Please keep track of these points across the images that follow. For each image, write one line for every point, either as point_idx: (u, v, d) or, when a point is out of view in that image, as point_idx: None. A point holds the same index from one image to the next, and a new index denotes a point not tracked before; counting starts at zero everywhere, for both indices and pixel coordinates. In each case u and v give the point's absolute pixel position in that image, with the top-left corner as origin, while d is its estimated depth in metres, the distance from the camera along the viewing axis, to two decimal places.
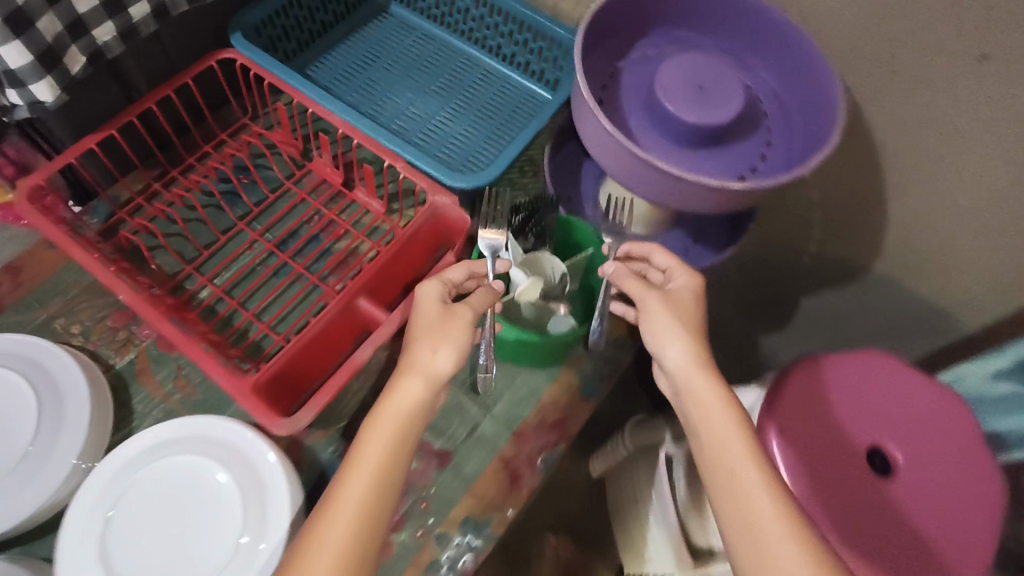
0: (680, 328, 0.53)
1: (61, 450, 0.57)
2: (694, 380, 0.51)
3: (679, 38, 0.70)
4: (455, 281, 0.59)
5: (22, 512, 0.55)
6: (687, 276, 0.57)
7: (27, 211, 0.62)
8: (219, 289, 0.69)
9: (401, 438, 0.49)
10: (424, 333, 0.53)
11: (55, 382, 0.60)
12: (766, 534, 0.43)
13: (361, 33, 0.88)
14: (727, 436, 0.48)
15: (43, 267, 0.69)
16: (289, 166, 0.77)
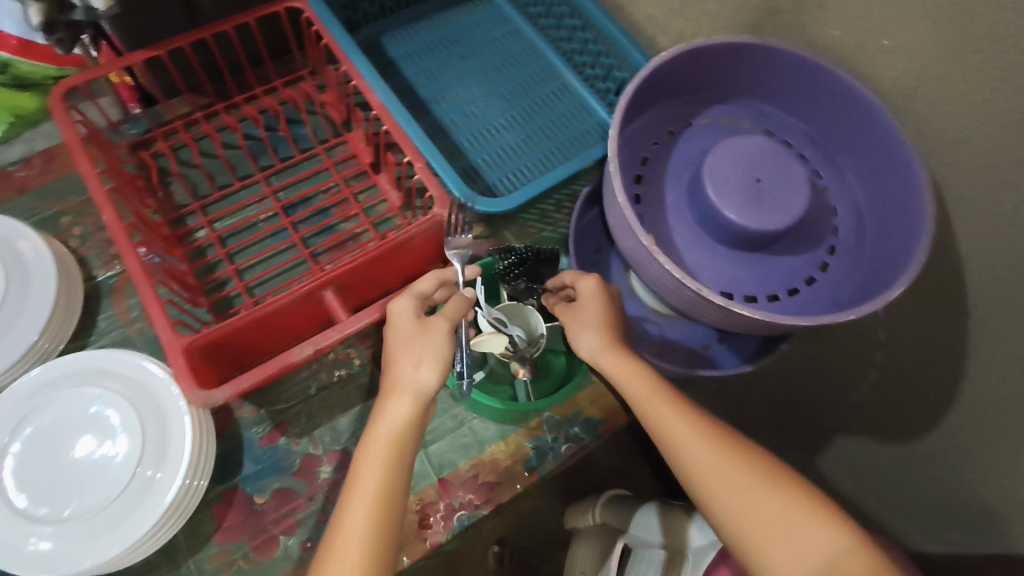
0: (592, 323, 0.52)
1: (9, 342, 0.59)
2: (617, 370, 0.51)
3: (766, 114, 0.62)
4: (423, 293, 0.54)
5: None
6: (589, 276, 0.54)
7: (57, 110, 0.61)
8: (214, 234, 0.70)
9: (395, 455, 0.45)
10: (403, 350, 0.48)
11: (27, 275, 0.61)
12: (752, 506, 0.43)
13: (451, 12, 0.83)
14: (669, 430, 0.47)
15: (71, 162, 0.72)
16: (326, 131, 0.76)
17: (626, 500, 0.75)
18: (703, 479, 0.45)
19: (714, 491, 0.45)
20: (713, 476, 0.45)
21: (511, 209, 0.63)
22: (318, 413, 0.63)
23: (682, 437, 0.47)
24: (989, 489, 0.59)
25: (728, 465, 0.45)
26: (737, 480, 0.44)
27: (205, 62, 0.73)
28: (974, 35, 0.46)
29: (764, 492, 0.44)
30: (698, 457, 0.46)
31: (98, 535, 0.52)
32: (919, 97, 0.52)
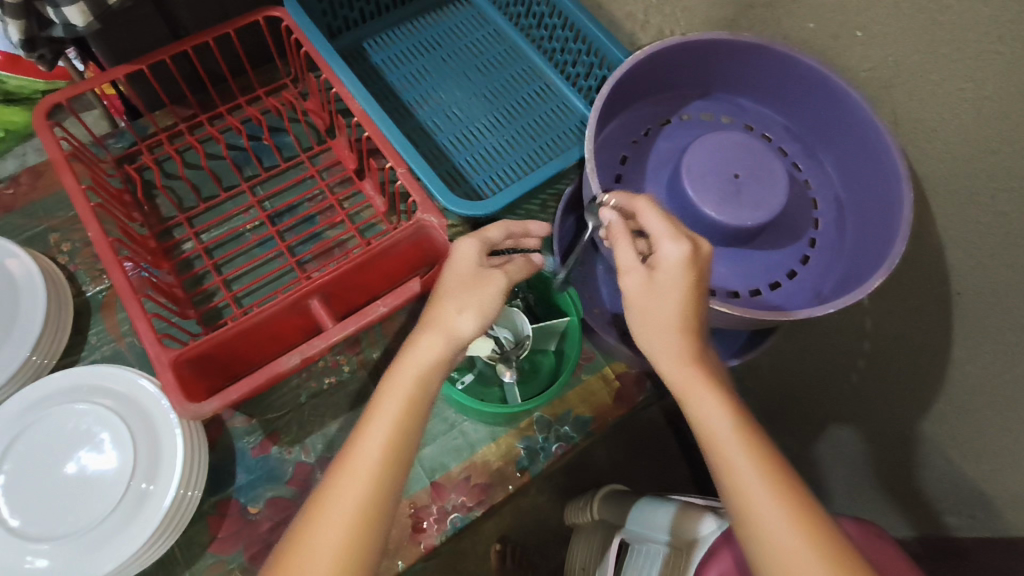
0: (671, 322, 0.43)
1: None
2: (689, 390, 0.42)
3: (745, 108, 0.63)
4: (492, 242, 0.51)
5: None
6: (679, 248, 0.43)
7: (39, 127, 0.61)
8: (201, 246, 0.70)
9: (416, 400, 0.42)
10: (454, 291, 0.45)
11: (16, 294, 0.61)
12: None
13: (432, 15, 0.83)
14: (742, 479, 0.39)
15: (57, 179, 0.72)
16: (310, 139, 0.76)
17: (624, 495, 0.74)
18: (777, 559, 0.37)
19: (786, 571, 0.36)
20: (797, 566, 0.36)
21: (494, 213, 0.63)
22: (310, 422, 0.64)
23: (753, 488, 0.38)
24: (979, 474, 0.59)
25: (801, 541, 0.37)
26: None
27: (187, 74, 0.73)
28: (945, 24, 0.46)
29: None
30: (776, 531, 0.37)
31: (93, 551, 0.53)
32: (896, 88, 0.52)
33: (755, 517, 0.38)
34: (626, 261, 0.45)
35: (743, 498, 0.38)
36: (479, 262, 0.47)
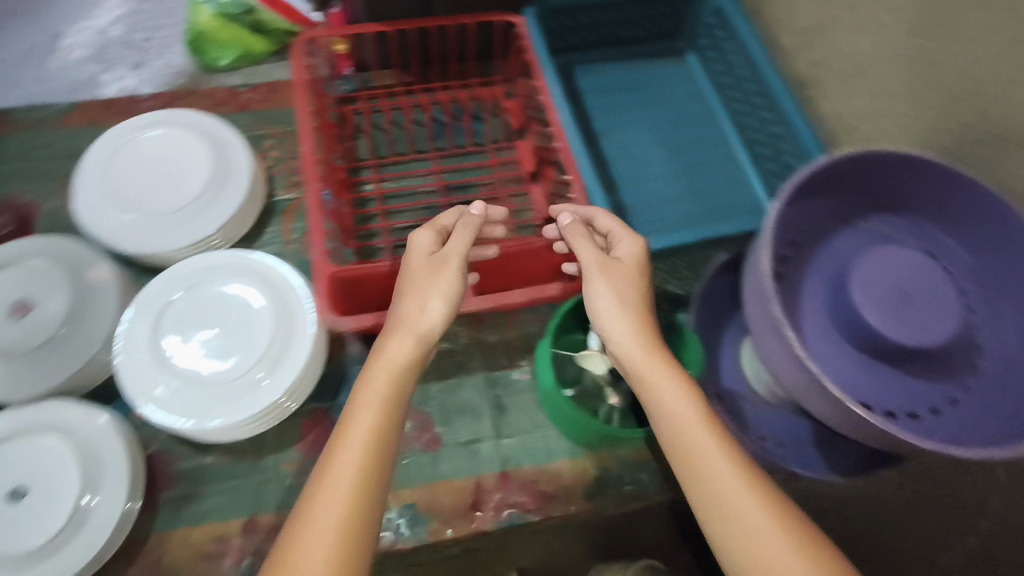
0: (624, 305, 0.51)
1: (197, 227, 0.69)
2: (646, 372, 0.49)
3: (932, 235, 0.60)
4: (446, 226, 0.56)
5: (148, 249, 0.67)
6: (633, 243, 0.55)
7: (297, 50, 0.73)
8: (380, 191, 0.78)
9: (392, 396, 0.47)
10: (411, 283, 0.51)
11: (228, 181, 0.71)
12: (764, 549, 0.42)
13: (646, 63, 0.88)
14: (702, 451, 0.46)
15: (288, 99, 0.83)
16: (500, 133, 0.82)
17: None
18: (724, 507, 0.44)
19: (730, 515, 0.44)
20: (742, 514, 0.43)
21: (649, 250, 0.65)
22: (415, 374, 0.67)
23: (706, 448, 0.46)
24: None
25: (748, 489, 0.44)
26: (759, 524, 0.43)
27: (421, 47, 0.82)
28: None
29: (786, 538, 0.42)
30: (724, 488, 0.44)
31: (201, 409, 0.59)
32: None
33: (705, 477, 0.45)
34: (588, 255, 0.54)
35: (696, 458, 0.46)
36: (432, 248, 0.54)
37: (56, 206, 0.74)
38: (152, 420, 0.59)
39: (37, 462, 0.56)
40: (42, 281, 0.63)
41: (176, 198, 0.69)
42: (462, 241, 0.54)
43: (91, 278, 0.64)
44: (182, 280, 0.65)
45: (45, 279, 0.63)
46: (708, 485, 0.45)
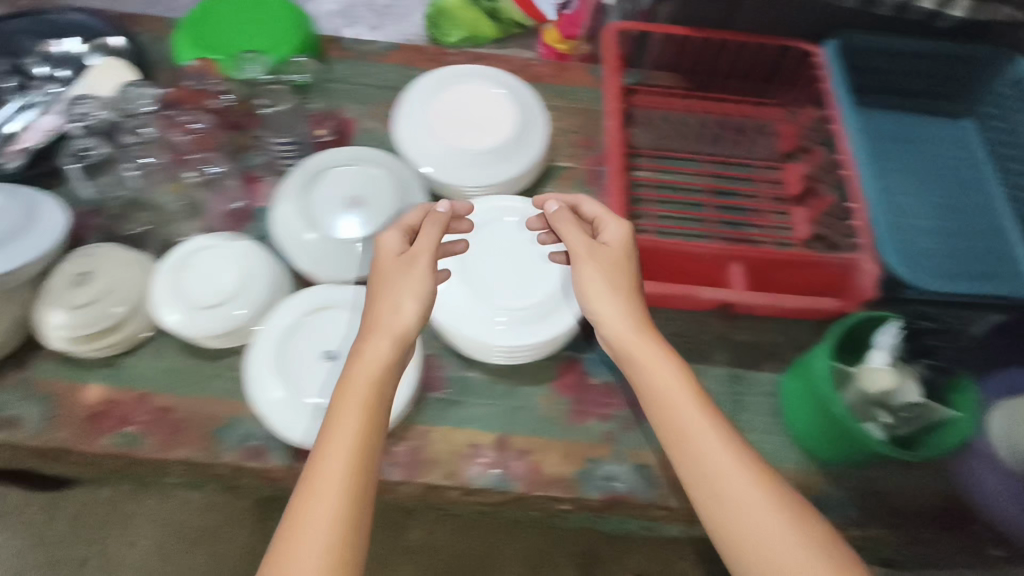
0: (614, 289, 0.57)
1: (488, 175, 0.75)
2: (645, 357, 0.54)
3: None
4: (411, 225, 0.62)
5: (442, 180, 0.74)
6: (618, 227, 0.61)
7: (609, 38, 0.82)
8: (651, 178, 0.82)
9: (380, 382, 0.53)
10: (380, 289, 0.57)
11: (524, 142, 0.77)
12: (738, 501, 0.49)
13: (922, 118, 0.88)
14: (718, 474, 0.50)
15: (574, 78, 0.89)
16: (768, 152, 0.84)
17: None
18: (710, 471, 0.50)
19: (711, 477, 0.50)
20: (718, 472, 0.50)
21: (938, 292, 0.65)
22: (664, 348, 0.72)
23: (723, 461, 0.50)
24: None
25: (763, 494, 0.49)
26: (734, 481, 0.50)
27: (711, 59, 0.86)
28: None
29: (760, 493, 0.49)
30: (706, 454, 0.51)
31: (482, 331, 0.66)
32: None
33: (693, 447, 0.51)
34: (577, 241, 0.61)
35: (711, 468, 0.50)
36: (400, 250, 0.59)
37: (369, 127, 0.83)
38: (435, 319, 0.67)
39: (346, 333, 0.65)
40: (371, 184, 0.71)
41: (483, 140, 0.76)
42: (428, 241, 0.60)
43: (408, 197, 0.71)
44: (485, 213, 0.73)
45: (373, 183, 0.71)
46: (723, 490, 0.49)
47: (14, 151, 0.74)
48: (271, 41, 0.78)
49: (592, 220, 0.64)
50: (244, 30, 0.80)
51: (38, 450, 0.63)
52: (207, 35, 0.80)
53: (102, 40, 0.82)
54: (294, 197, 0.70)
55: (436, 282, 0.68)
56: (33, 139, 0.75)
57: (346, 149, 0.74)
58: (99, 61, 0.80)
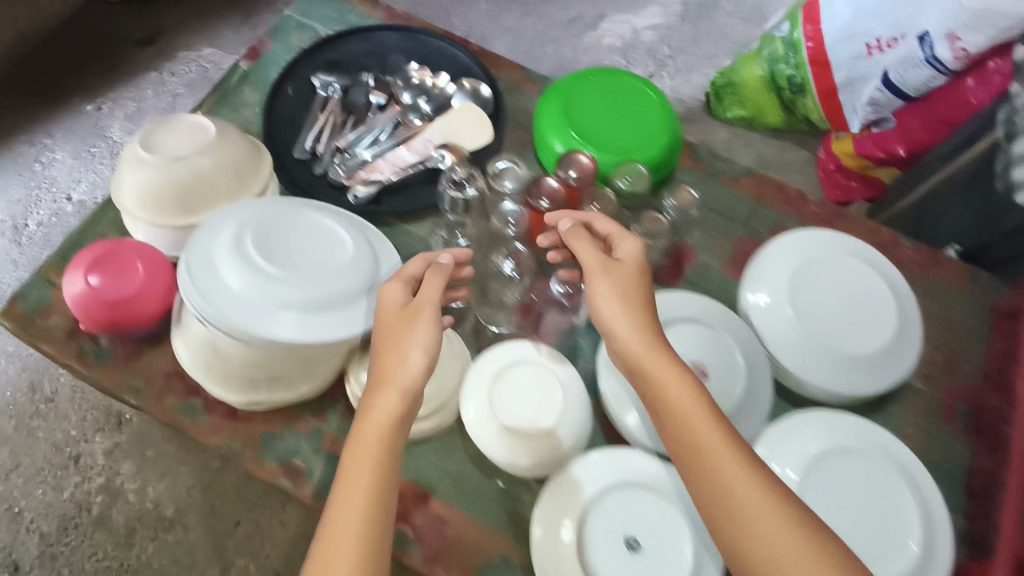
0: (625, 303, 0.62)
1: (840, 378, 0.66)
2: (649, 368, 0.61)
3: None
4: (411, 274, 0.62)
5: (788, 360, 0.67)
6: (632, 242, 0.65)
7: None
8: None
9: (388, 432, 0.55)
10: (385, 340, 0.58)
11: (891, 358, 0.67)
12: (742, 508, 0.55)
13: None
14: (723, 474, 0.56)
15: None
16: None
17: None
18: (714, 488, 0.56)
19: (713, 493, 0.56)
20: (722, 488, 0.56)
21: None
22: None
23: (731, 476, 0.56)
24: None
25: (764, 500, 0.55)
26: (736, 501, 0.55)
27: None
28: None
29: (762, 502, 0.55)
30: (709, 467, 0.57)
31: None
32: None
33: (696, 462, 0.57)
34: (590, 257, 0.64)
35: (713, 470, 0.57)
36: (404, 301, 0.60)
37: (708, 262, 0.76)
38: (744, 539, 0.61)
39: (657, 526, 0.61)
40: (719, 353, 0.66)
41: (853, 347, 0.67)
42: (430, 295, 0.60)
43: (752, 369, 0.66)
44: (840, 433, 0.66)
45: (720, 353, 0.66)
46: (731, 506, 0.55)
47: (367, 181, 0.73)
48: (643, 150, 0.76)
49: (605, 236, 0.67)
50: (617, 126, 0.77)
51: (314, 512, 0.61)
52: (578, 118, 0.77)
53: (471, 82, 0.80)
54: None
55: (792, 472, 0.63)
56: (386, 173, 0.74)
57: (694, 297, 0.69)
58: (461, 104, 0.78)
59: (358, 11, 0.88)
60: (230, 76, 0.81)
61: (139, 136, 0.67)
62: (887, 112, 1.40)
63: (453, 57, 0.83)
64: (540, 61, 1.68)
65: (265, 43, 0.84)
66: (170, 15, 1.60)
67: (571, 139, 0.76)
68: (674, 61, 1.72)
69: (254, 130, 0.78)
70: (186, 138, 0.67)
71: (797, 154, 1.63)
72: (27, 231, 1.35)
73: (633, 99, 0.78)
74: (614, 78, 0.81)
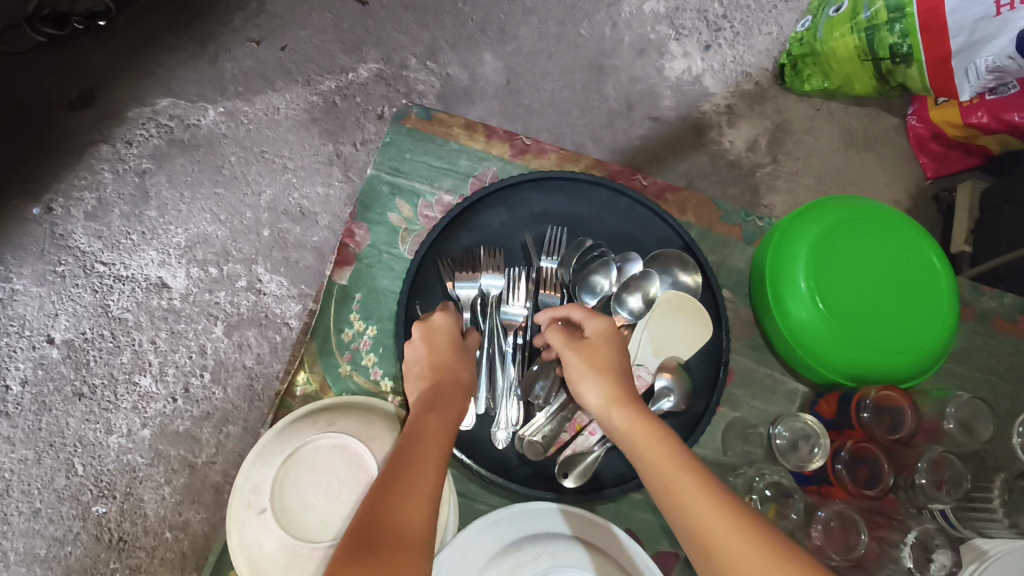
0: (595, 372, 0.60)
1: None
2: (614, 418, 0.58)
3: None
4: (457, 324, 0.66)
5: None
6: (600, 322, 0.64)
7: None
8: None
9: (446, 424, 0.55)
10: (442, 349, 0.61)
11: None
12: (707, 524, 0.49)
13: None
14: (688, 490, 0.51)
15: None
16: None
17: None
18: (692, 519, 0.49)
19: (689, 515, 0.49)
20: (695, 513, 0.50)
21: None
22: None
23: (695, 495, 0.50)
24: None
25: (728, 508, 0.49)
26: (730, 544, 0.47)
27: None
28: None
29: (738, 531, 0.48)
30: (678, 485, 0.51)
31: None
32: None
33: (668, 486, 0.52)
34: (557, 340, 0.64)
35: (680, 498, 0.51)
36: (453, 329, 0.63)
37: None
38: None
39: None
40: None
41: None
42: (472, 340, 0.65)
43: None
44: None
45: None
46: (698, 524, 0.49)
47: (579, 445, 0.65)
48: (905, 350, 0.66)
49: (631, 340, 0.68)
50: (887, 292, 0.68)
51: None
52: (836, 284, 0.66)
53: (677, 267, 0.69)
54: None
55: None
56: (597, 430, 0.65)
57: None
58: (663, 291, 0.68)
59: (468, 152, 0.76)
60: (329, 299, 0.69)
61: (272, 502, 0.54)
62: (1011, 79, 1.10)
63: (604, 225, 0.71)
64: (577, 47, 1.37)
65: (359, 232, 0.71)
66: (100, 58, 1.23)
67: (821, 311, 0.65)
68: (731, 21, 1.42)
69: (386, 382, 0.67)
70: (345, 491, 0.54)
71: (884, 121, 1.38)
72: (11, 394, 1.09)
73: (910, 270, 0.69)
74: (898, 243, 0.69)
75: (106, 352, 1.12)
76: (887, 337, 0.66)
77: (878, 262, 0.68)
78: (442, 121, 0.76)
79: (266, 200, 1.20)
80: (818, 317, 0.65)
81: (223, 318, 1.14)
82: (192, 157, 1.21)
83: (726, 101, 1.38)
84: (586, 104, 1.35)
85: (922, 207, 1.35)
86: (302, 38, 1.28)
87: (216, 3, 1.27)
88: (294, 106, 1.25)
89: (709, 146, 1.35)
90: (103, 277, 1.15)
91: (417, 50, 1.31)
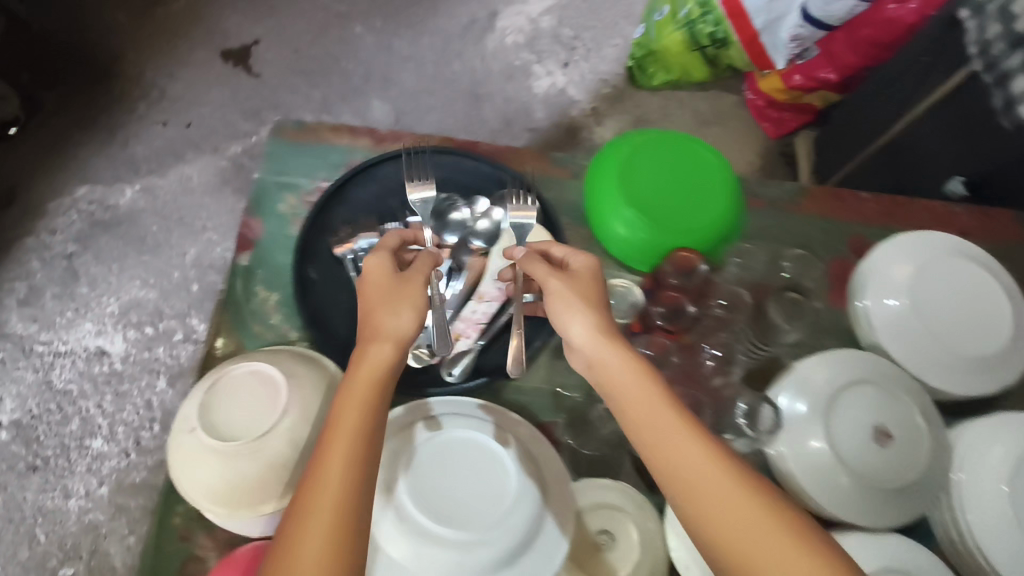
0: (575, 311, 0.62)
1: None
2: (597, 348, 0.60)
3: None
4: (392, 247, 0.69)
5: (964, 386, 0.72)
6: (581, 259, 0.66)
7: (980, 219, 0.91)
8: None
9: (374, 391, 0.57)
10: (382, 300, 0.62)
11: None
12: (680, 461, 0.53)
13: None
14: (667, 424, 0.54)
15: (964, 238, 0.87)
16: None
17: None
18: (671, 452, 0.53)
19: (666, 454, 0.53)
20: (673, 458, 0.53)
21: None
22: None
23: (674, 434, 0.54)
24: None
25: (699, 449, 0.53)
26: (694, 475, 0.52)
27: None
28: None
29: (709, 470, 0.52)
30: (654, 421, 0.55)
31: None
32: None
33: (648, 420, 0.55)
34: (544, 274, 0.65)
35: (666, 440, 0.54)
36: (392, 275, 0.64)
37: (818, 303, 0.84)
38: None
39: None
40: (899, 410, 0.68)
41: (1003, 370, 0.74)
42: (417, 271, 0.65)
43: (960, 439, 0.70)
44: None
45: (895, 410, 0.68)
46: (671, 461, 0.53)
47: (456, 355, 0.77)
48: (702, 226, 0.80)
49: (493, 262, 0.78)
50: (682, 188, 0.82)
51: None
52: (635, 191, 0.81)
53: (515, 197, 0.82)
54: (815, 412, 0.68)
55: None
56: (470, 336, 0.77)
57: (868, 355, 0.72)
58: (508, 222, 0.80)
59: (338, 148, 0.89)
60: (235, 277, 0.81)
61: (202, 420, 0.63)
62: (810, 44, 1.32)
63: (457, 184, 0.84)
64: (453, 82, 1.55)
65: (253, 225, 0.84)
66: (16, 161, 1.33)
67: (629, 218, 0.80)
68: (582, 41, 1.63)
69: (292, 333, 0.80)
70: (261, 396, 0.65)
71: (726, 99, 1.60)
72: None
73: (695, 166, 0.83)
74: (681, 148, 0.84)
75: (55, 424, 1.17)
76: (686, 222, 0.80)
77: (666, 167, 0.83)
78: (313, 129, 0.89)
79: (191, 259, 1.30)
80: (626, 221, 0.80)
81: (165, 371, 1.21)
82: (115, 234, 1.30)
83: (591, 105, 1.57)
84: (471, 128, 1.52)
85: (772, 163, 1.56)
86: (204, 114, 1.42)
87: (120, 97, 1.41)
88: (205, 173, 1.37)
89: (583, 144, 1.53)
90: (43, 355, 1.21)
91: (312, 107, 1.47)
